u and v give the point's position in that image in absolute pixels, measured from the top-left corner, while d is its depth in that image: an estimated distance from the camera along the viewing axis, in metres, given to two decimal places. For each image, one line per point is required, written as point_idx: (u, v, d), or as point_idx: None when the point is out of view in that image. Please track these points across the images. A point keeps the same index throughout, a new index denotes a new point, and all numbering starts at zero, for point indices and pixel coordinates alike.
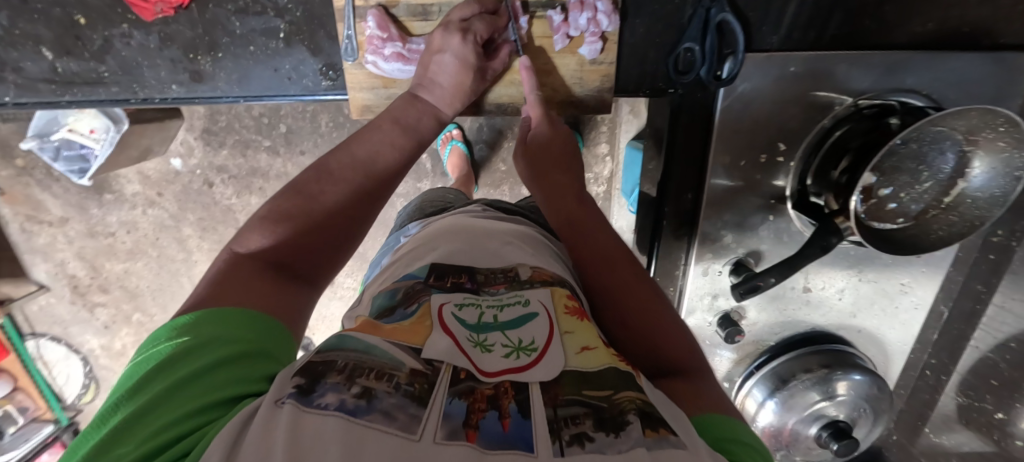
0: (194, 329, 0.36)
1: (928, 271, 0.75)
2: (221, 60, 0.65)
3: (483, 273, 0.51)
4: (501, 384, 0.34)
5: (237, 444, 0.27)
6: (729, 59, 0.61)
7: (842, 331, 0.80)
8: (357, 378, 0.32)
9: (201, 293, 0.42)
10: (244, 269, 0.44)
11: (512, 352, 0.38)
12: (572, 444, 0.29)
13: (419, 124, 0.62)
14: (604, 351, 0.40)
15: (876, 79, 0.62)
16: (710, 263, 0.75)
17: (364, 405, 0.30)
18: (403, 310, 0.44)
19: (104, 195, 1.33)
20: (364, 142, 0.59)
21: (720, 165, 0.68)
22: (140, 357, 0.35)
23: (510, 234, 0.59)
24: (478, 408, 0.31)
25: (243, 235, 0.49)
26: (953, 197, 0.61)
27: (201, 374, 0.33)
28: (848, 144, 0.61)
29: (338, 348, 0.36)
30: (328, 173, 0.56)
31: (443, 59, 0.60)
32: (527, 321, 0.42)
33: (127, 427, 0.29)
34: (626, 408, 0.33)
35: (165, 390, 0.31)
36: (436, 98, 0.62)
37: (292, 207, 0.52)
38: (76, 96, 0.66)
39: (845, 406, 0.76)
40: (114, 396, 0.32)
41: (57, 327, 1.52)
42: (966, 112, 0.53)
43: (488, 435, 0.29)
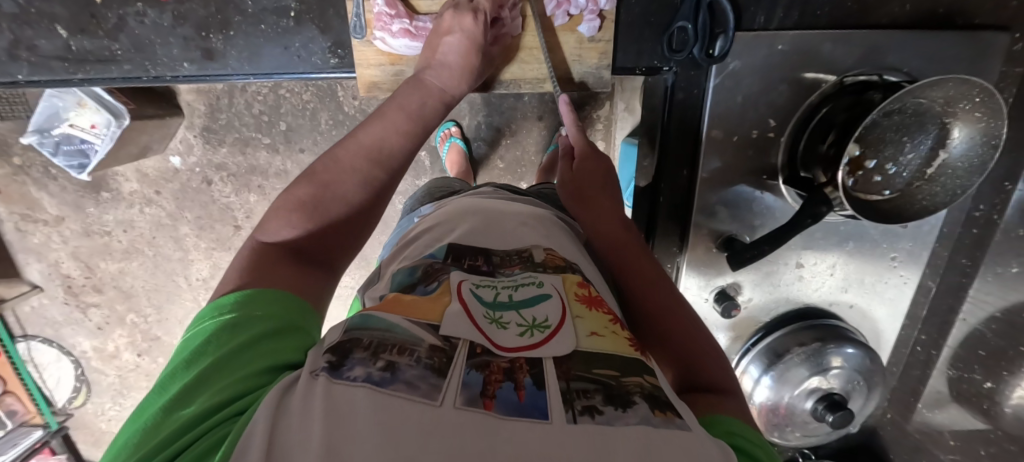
0: (236, 307, 0.40)
1: (916, 247, 0.77)
2: (233, 38, 0.69)
3: (499, 255, 0.53)
4: (516, 359, 0.36)
5: (280, 408, 0.30)
6: (720, 37, 0.64)
7: (834, 307, 0.82)
8: (381, 353, 0.34)
9: (233, 280, 0.45)
10: (269, 258, 0.48)
11: (526, 331, 0.40)
12: (584, 414, 0.31)
13: (423, 108, 0.62)
14: (612, 339, 0.42)
15: (859, 58, 0.65)
16: (705, 242, 0.78)
17: (389, 377, 0.32)
18: (423, 287, 0.46)
19: (101, 194, 1.33)
20: (371, 130, 0.58)
21: (713, 147, 0.71)
22: (191, 333, 0.40)
23: (523, 214, 0.62)
24: (495, 379, 0.33)
25: (266, 223, 0.52)
26: (935, 168, 0.64)
27: (245, 346, 0.37)
28: (834, 119, 0.64)
29: (362, 327, 0.38)
30: (337, 161, 0.56)
31: (453, 40, 0.63)
32: (541, 301, 0.44)
33: (188, 392, 0.33)
34: (632, 390, 0.35)
35: (216, 360, 0.36)
36: (440, 79, 0.64)
37: (307, 196, 0.53)
38: (88, 74, 0.70)
39: (838, 379, 0.78)
40: (171, 368, 0.37)
41: (49, 329, 1.51)
42: (943, 82, 0.57)
43: (505, 404, 0.31)
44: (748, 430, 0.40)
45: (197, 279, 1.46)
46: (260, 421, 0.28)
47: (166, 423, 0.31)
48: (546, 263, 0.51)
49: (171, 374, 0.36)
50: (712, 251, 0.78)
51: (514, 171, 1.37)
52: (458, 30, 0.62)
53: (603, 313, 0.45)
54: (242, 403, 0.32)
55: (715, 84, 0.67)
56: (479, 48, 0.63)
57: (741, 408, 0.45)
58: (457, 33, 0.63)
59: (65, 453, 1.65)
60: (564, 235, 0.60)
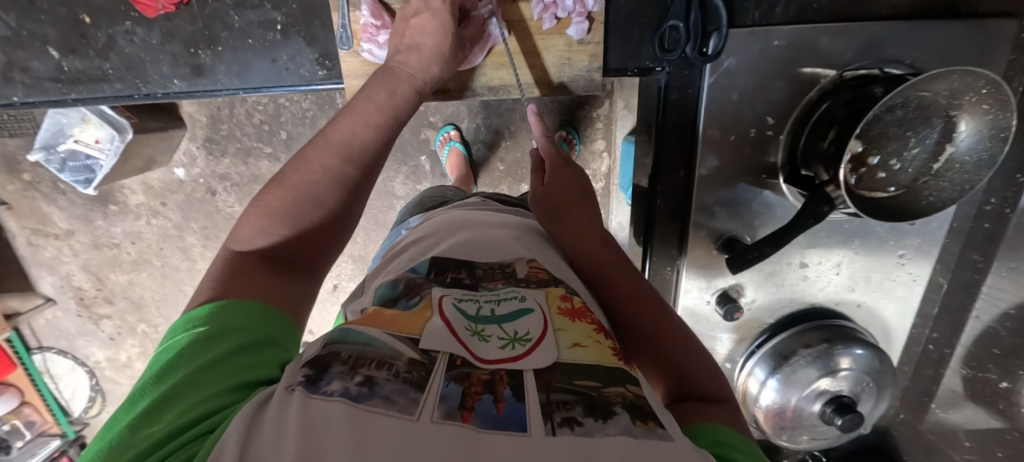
0: (210, 319, 0.39)
1: (926, 244, 0.75)
2: (221, 53, 0.70)
3: (482, 268, 0.52)
4: (497, 371, 0.35)
5: (252, 423, 0.29)
6: (714, 35, 0.63)
7: (841, 306, 0.80)
8: (359, 367, 0.33)
9: (203, 293, 0.44)
10: (242, 266, 0.47)
11: (507, 344, 0.39)
12: (563, 426, 0.30)
13: (393, 99, 0.61)
14: (595, 348, 0.41)
15: (859, 51, 0.63)
16: (706, 243, 0.76)
17: (366, 392, 0.31)
18: (405, 301, 0.45)
19: (108, 207, 1.35)
20: (340, 127, 0.58)
21: (711, 146, 0.69)
22: (163, 347, 0.38)
23: (507, 227, 0.61)
24: (474, 391, 0.32)
25: (239, 232, 0.51)
26: (942, 163, 0.61)
27: (221, 361, 0.36)
28: (834, 115, 0.62)
29: (341, 340, 0.37)
30: (309, 160, 0.55)
31: (420, 21, 0.64)
32: (522, 315, 0.43)
33: (157, 409, 0.31)
34: (613, 401, 0.34)
35: (190, 374, 0.34)
36: (409, 65, 0.63)
37: (276, 200, 0.52)
38: (81, 93, 0.72)
39: (847, 381, 0.75)
40: (138, 385, 0.35)
41: (64, 340, 1.54)
42: (948, 74, 0.54)
43: (483, 416, 0.30)
44: (737, 436, 0.40)
45: None
46: (228, 438, 0.27)
47: (132, 444, 0.29)
48: (529, 278, 0.50)
49: (137, 393, 0.34)
50: (712, 253, 0.77)
51: (514, 173, 1.36)
52: (426, 9, 0.64)
53: (587, 325, 0.45)
54: (213, 423, 0.30)
55: (709, 84, 0.65)
56: (448, 26, 0.63)
57: (733, 415, 0.45)
58: (424, 13, 0.64)
59: None
60: (552, 250, 0.60)
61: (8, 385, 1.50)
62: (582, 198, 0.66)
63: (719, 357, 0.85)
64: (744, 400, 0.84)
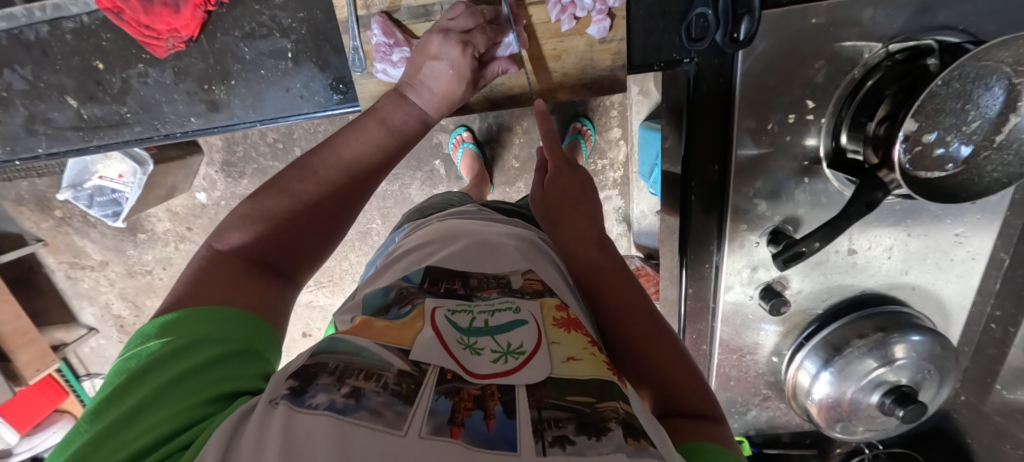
0: (180, 328, 0.40)
1: (985, 219, 0.70)
2: (234, 86, 0.74)
3: (476, 277, 0.50)
4: (488, 386, 0.35)
5: (234, 440, 0.30)
6: (745, 18, 0.57)
7: (894, 291, 0.76)
8: (346, 379, 0.33)
9: (183, 290, 0.45)
10: (225, 267, 0.48)
11: (500, 357, 0.38)
12: (554, 446, 0.30)
13: (404, 125, 0.66)
14: (589, 362, 0.40)
15: (907, 20, 0.58)
16: (746, 235, 0.72)
17: (353, 404, 0.31)
18: (396, 310, 0.44)
19: (137, 235, 1.37)
20: (350, 142, 0.61)
21: (745, 134, 0.65)
22: (128, 353, 0.39)
23: (501, 235, 0.59)
24: (464, 407, 0.32)
25: (222, 230, 0.52)
26: (1006, 135, 0.57)
27: (190, 373, 0.37)
28: (883, 92, 0.58)
29: (329, 351, 0.37)
30: (310, 169, 0.58)
31: (437, 65, 0.66)
32: (517, 326, 0.42)
33: (125, 421, 0.33)
34: (608, 416, 0.34)
35: (159, 387, 0.35)
36: (426, 101, 0.67)
37: (273, 204, 0.54)
38: (102, 139, 0.77)
39: (905, 370, 0.71)
40: (106, 392, 0.36)
41: (109, 366, 1.60)
42: (1015, 40, 0.49)
43: (472, 433, 0.30)
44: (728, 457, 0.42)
45: None
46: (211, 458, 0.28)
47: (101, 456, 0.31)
48: (524, 289, 0.48)
49: (103, 402, 0.35)
50: (754, 244, 0.73)
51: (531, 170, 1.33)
52: (446, 58, 0.66)
53: (582, 336, 0.44)
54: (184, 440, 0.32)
55: (744, 70, 0.60)
56: (464, 79, 0.67)
57: (723, 433, 0.47)
58: (443, 59, 0.66)
59: None
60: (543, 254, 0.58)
61: (63, 411, 1.61)
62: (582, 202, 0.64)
63: (765, 351, 0.82)
64: (794, 393, 0.81)
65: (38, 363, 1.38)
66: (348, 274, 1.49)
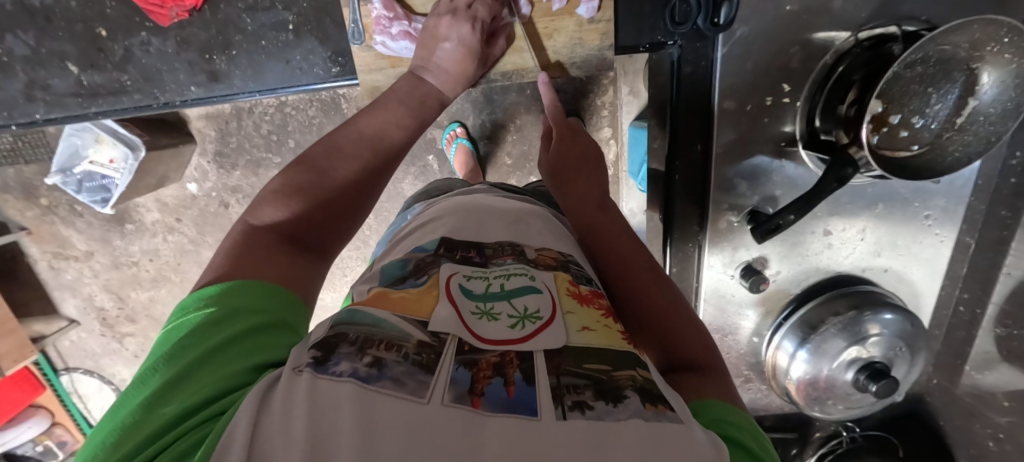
0: (218, 299, 0.40)
1: (951, 205, 0.74)
2: (235, 57, 0.76)
3: (491, 246, 0.51)
4: (506, 354, 0.36)
5: (263, 404, 0.30)
6: (724, 3, 0.61)
7: (867, 272, 0.80)
8: (368, 349, 0.34)
9: (222, 263, 0.45)
10: (262, 241, 0.48)
11: (518, 322, 0.39)
12: (573, 410, 0.31)
13: (420, 105, 0.68)
14: (603, 333, 0.41)
15: (874, 11, 0.62)
16: (727, 216, 0.76)
17: (375, 373, 0.31)
18: (413, 280, 0.44)
19: (125, 226, 1.36)
20: (372, 121, 0.63)
21: (727, 118, 0.69)
22: (172, 324, 0.39)
23: (513, 211, 0.59)
24: (483, 375, 0.33)
25: (257, 207, 0.52)
26: (966, 117, 0.60)
27: (230, 343, 0.36)
28: (852, 77, 0.62)
29: (349, 321, 0.37)
30: (338, 149, 0.60)
31: (449, 46, 0.69)
32: (532, 292, 0.43)
33: (170, 388, 0.33)
34: (624, 384, 0.35)
35: (199, 356, 0.35)
36: (438, 82, 0.70)
37: (304, 181, 0.55)
38: (100, 105, 0.78)
39: (879, 347, 0.75)
40: (153, 361, 0.36)
41: (89, 360, 1.57)
42: (967, 24, 0.53)
43: (492, 400, 0.31)
44: (734, 415, 0.40)
45: None
46: (240, 423, 0.28)
47: (146, 422, 0.31)
48: (539, 261, 0.49)
49: (149, 371, 0.35)
50: (734, 226, 0.76)
51: (522, 167, 1.36)
52: (455, 37, 0.69)
53: (596, 309, 0.44)
54: (221, 408, 0.31)
55: (724, 54, 0.65)
56: (473, 54, 0.70)
57: (727, 390, 0.45)
58: (454, 40, 0.69)
59: None
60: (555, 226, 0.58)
61: (40, 407, 1.57)
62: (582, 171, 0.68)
63: (746, 331, 0.85)
64: (773, 374, 0.83)
65: (15, 354, 1.35)
66: (338, 269, 1.49)
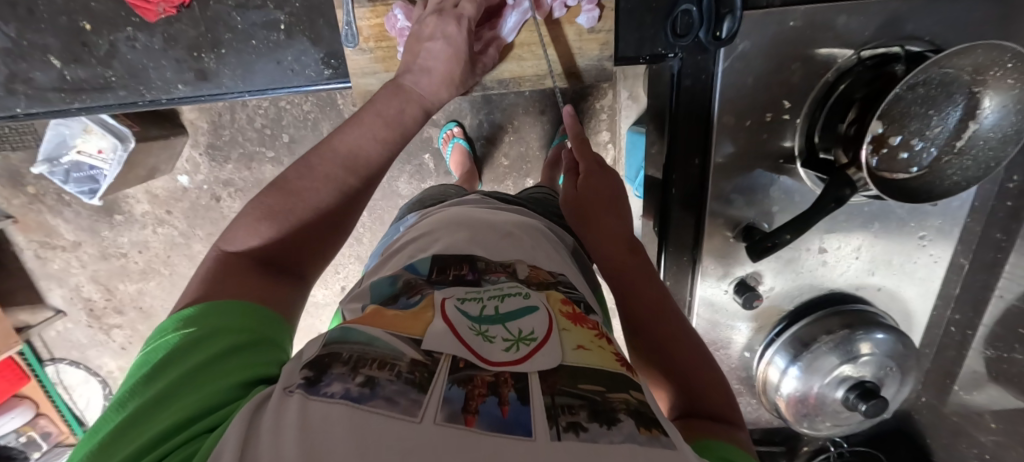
0: (201, 318, 0.38)
1: (947, 225, 0.74)
2: (224, 55, 0.74)
3: (485, 261, 0.49)
4: (501, 373, 0.34)
5: (251, 429, 0.27)
6: (726, 18, 0.59)
7: (861, 291, 0.79)
8: (360, 367, 0.32)
9: (192, 291, 0.43)
10: (231, 271, 0.45)
11: (512, 345, 0.37)
12: (568, 431, 0.29)
13: (400, 115, 0.59)
14: (597, 353, 0.40)
15: (877, 29, 0.61)
16: (722, 230, 0.75)
17: (368, 392, 0.29)
18: (406, 299, 0.42)
19: (114, 216, 1.29)
20: (347, 136, 0.55)
21: (726, 132, 0.68)
22: (150, 347, 0.38)
23: (509, 224, 0.58)
24: (477, 393, 0.31)
25: (233, 230, 0.50)
26: (966, 141, 0.60)
27: (216, 359, 0.35)
28: (853, 96, 0.61)
29: (342, 340, 0.35)
30: (311, 169, 0.53)
31: (434, 46, 0.62)
32: (528, 312, 0.41)
33: (155, 408, 0.31)
34: (617, 407, 0.33)
35: (184, 374, 0.34)
36: (420, 84, 0.62)
37: (278, 205, 0.51)
38: (84, 102, 0.76)
39: (869, 366, 0.75)
40: (129, 384, 0.34)
41: (75, 351, 1.50)
42: (972, 49, 0.53)
43: (487, 419, 0.29)
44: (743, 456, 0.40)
45: None
46: (229, 445, 0.26)
47: (127, 441, 0.29)
48: (530, 280, 0.47)
49: (129, 392, 0.34)
50: (729, 241, 0.76)
51: (519, 169, 1.34)
52: (440, 36, 0.63)
53: (589, 329, 0.43)
54: (210, 424, 0.30)
55: (724, 69, 0.63)
56: (461, 56, 0.63)
57: (742, 438, 0.44)
58: (439, 39, 0.63)
59: None
60: (555, 250, 0.58)
61: (22, 398, 1.47)
62: (614, 199, 0.64)
63: (737, 346, 0.85)
64: (764, 389, 0.83)
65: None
66: (331, 266, 1.48)
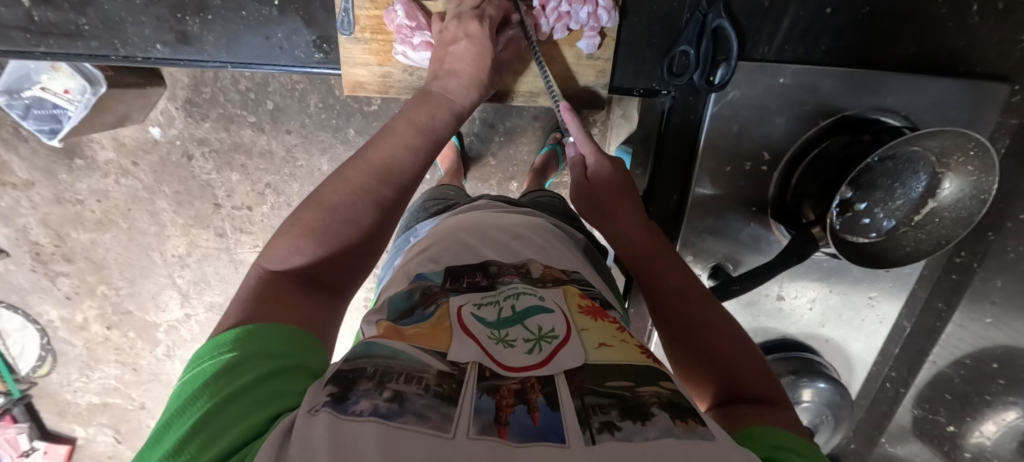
0: (238, 344, 0.36)
1: (895, 287, 0.79)
2: (210, 22, 0.63)
3: (497, 264, 0.49)
4: (528, 379, 0.34)
5: (282, 454, 0.26)
6: (722, 65, 0.62)
7: (810, 341, 0.83)
8: (387, 382, 0.32)
9: (234, 315, 0.40)
10: (274, 292, 0.42)
11: (535, 346, 0.38)
12: (603, 432, 0.29)
13: (432, 122, 0.57)
14: (620, 349, 0.40)
15: (856, 98, 0.65)
16: (690, 265, 0.77)
17: (397, 408, 0.29)
18: (422, 311, 0.42)
19: (73, 160, 1.15)
20: (382, 148, 0.53)
21: (706, 171, 0.69)
22: (188, 374, 0.36)
23: (524, 225, 0.58)
24: (507, 404, 0.31)
25: (271, 248, 0.46)
26: (925, 214, 0.63)
27: (247, 388, 0.33)
28: (831, 157, 0.63)
29: (366, 355, 0.35)
30: (347, 182, 0.50)
31: (458, 48, 0.60)
32: (543, 312, 0.42)
33: (183, 442, 0.29)
34: (649, 401, 0.33)
35: (214, 405, 0.31)
36: (449, 89, 0.59)
37: (315, 221, 0.47)
38: (52, 47, 0.63)
39: (807, 413, 0.79)
40: (166, 416, 0.32)
41: (14, 295, 1.28)
42: (940, 133, 0.56)
43: (519, 430, 0.29)
44: (795, 440, 0.37)
45: (173, 257, 1.27)
46: None
47: None
48: (545, 278, 0.48)
49: (166, 425, 0.32)
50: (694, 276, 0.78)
51: (504, 170, 1.34)
52: (464, 36, 0.59)
53: (609, 324, 0.43)
54: (236, 461, 0.27)
55: (713, 113, 0.66)
56: (487, 55, 0.60)
57: (790, 421, 0.42)
58: (462, 40, 0.60)
59: (28, 423, 1.40)
60: (559, 242, 0.58)
61: None
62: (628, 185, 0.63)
63: None
64: None
65: None
66: None
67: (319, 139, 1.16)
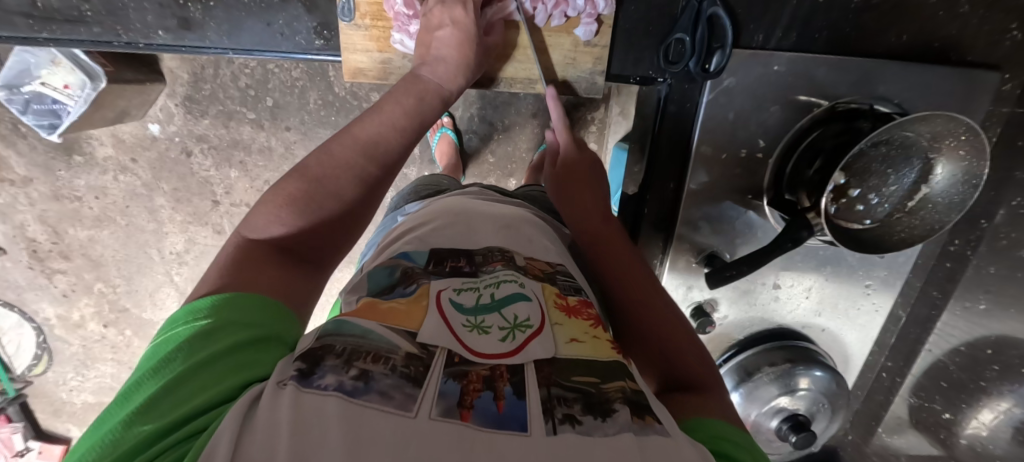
0: (214, 310, 0.36)
1: (891, 275, 0.79)
2: (213, 9, 0.64)
3: (481, 254, 0.49)
4: (497, 367, 0.34)
5: (246, 425, 0.26)
6: (717, 52, 0.63)
7: (806, 329, 0.84)
8: (354, 360, 0.31)
9: (211, 281, 0.40)
10: (251, 258, 0.43)
11: (508, 334, 0.37)
12: (564, 423, 0.29)
13: (421, 104, 0.58)
14: (592, 345, 0.39)
15: (850, 86, 0.66)
16: (687, 256, 0.78)
17: (362, 386, 0.29)
18: (401, 289, 0.42)
19: (72, 157, 1.15)
20: (367, 124, 0.54)
21: (702, 162, 0.70)
22: (160, 338, 0.35)
23: (510, 216, 0.57)
24: (473, 388, 0.31)
25: (253, 219, 0.47)
26: (917, 201, 0.64)
27: (220, 356, 0.32)
28: (823, 144, 0.65)
29: (336, 332, 0.35)
30: (331, 155, 0.51)
31: (444, 33, 0.60)
32: (521, 301, 0.41)
33: (152, 403, 0.29)
34: (613, 398, 0.33)
35: (187, 370, 0.31)
36: (436, 74, 0.60)
37: (297, 191, 0.48)
38: (54, 32, 0.63)
39: (804, 400, 0.79)
40: (134, 377, 0.32)
41: (10, 292, 1.27)
42: (932, 117, 0.57)
43: (483, 415, 0.29)
44: (738, 436, 0.38)
45: (171, 254, 1.27)
46: (223, 440, 0.25)
47: (128, 437, 0.27)
48: (528, 269, 0.47)
49: (132, 385, 0.31)
50: (692, 265, 0.78)
51: (503, 168, 1.34)
52: (449, 22, 0.60)
53: (586, 320, 0.43)
54: (209, 423, 0.28)
55: (709, 99, 0.66)
56: (472, 41, 0.60)
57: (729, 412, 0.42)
58: (448, 25, 0.60)
59: (23, 422, 1.39)
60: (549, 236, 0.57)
61: None
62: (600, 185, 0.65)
63: None
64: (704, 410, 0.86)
65: None
66: None
67: (319, 136, 1.16)
